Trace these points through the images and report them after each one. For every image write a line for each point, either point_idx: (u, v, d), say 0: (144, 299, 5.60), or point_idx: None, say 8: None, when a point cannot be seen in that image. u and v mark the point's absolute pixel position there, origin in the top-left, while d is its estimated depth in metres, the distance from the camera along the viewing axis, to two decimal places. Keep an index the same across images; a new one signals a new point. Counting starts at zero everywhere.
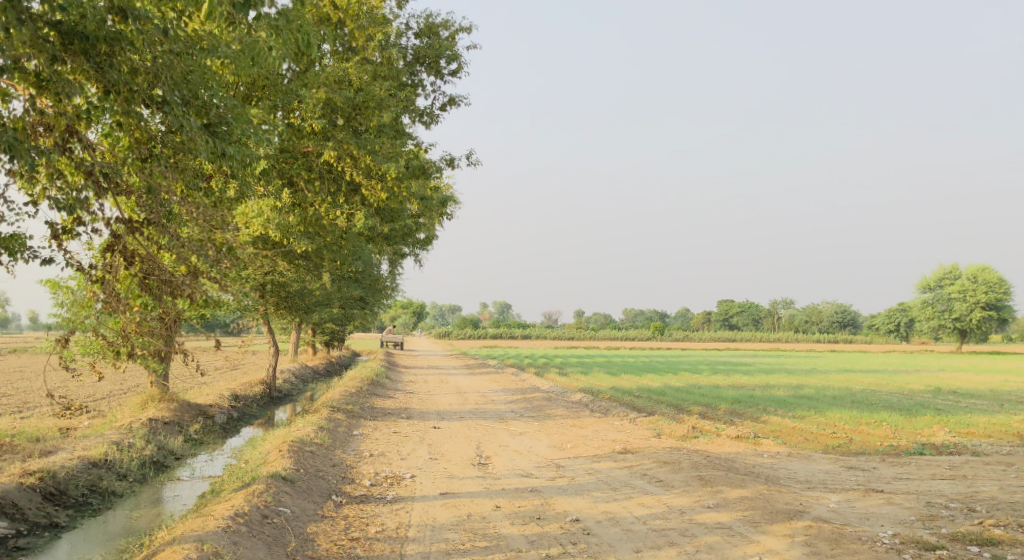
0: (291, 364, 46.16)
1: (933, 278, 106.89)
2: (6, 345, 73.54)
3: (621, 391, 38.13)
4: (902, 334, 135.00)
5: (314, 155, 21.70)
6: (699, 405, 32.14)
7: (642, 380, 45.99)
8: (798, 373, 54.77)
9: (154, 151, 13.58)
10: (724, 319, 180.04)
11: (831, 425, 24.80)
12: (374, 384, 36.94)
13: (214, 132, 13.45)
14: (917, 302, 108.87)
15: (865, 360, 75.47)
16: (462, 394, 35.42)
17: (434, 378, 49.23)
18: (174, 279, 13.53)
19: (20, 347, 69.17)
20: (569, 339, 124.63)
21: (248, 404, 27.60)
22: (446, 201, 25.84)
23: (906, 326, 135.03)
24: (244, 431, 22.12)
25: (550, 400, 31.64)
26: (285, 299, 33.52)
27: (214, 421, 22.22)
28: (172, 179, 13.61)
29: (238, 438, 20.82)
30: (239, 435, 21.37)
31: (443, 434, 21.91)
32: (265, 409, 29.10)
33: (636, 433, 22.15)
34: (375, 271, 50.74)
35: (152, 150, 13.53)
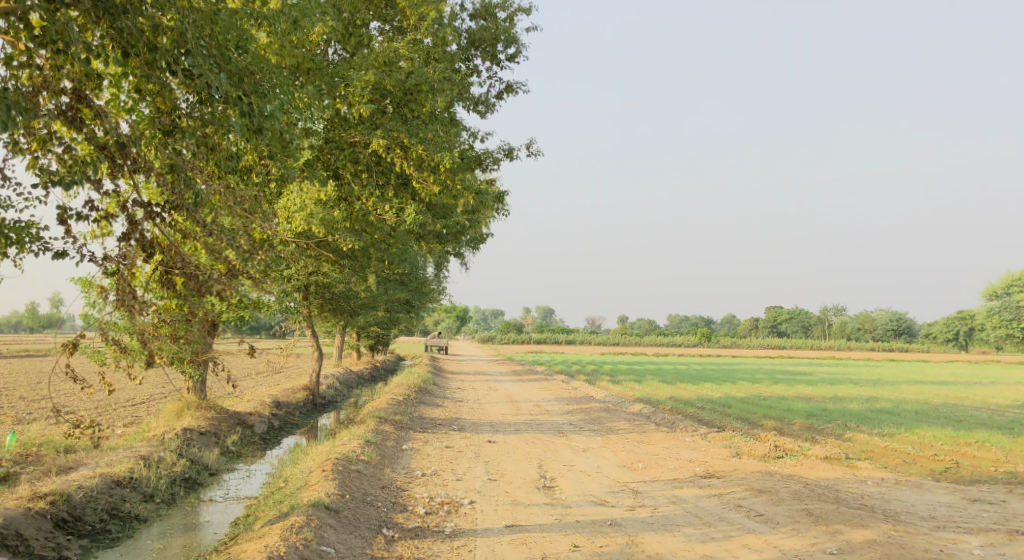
0: (335, 369, 44.55)
1: (1000, 285, 103.23)
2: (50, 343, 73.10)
3: (683, 401, 36.08)
4: (961, 344, 131.08)
5: (361, 146, 20.13)
6: (770, 418, 30.09)
7: (702, 389, 43.93)
8: (864, 384, 52.31)
9: (179, 124, 12.08)
10: (773, 326, 176.69)
11: (925, 447, 22.69)
12: (421, 391, 35.19)
13: (248, 103, 11.92)
14: (981, 310, 105.33)
15: (932, 371, 72.50)
16: (515, 404, 33.59)
17: (482, 384, 47.36)
18: (198, 273, 11.94)
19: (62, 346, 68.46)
20: (617, 345, 122.29)
21: (290, 412, 25.89)
22: (502, 197, 24.01)
23: (965, 335, 131.22)
24: (285, 443, 20.34)
25: (610, 411, 29.73)
26: (329, 301, 31.86)
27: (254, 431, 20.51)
28: (198, 155, 12.08)
29: (278, 451, 19.05)
30: (279, 447, 19.60)
31: (500, 450, 20.07)
32: (308, 417, 27.38)
33: (713, 452, 20.22)
34: (421, 274, 49.13)
35: (176, 121, 12.03)
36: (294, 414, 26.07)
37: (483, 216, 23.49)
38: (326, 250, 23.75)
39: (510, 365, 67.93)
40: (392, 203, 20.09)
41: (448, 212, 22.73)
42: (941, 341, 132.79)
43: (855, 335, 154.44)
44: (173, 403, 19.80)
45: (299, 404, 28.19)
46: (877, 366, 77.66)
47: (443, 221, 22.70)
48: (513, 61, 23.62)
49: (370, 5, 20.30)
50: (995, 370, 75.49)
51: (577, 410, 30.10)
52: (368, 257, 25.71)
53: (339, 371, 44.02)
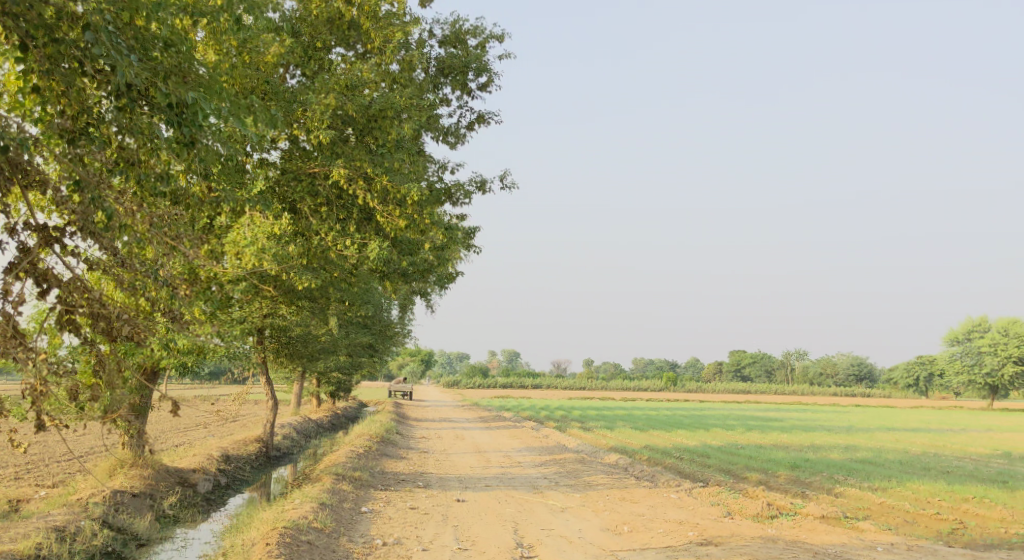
0: (292, 417, 42.39)
1: (963, 330, 102.45)
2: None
3: (658, 451, 34.45)
4: (923, 389, 130.38)
5: (321, 176, 18.69)
6: (753, 470, 28.46)
7: (674, 437, 42.33)
8: (837, 432, 50.77)
9: (91, 130, 11.36)
10: (736, 370, 176.13)
11: (923, 504, 21.32)
12: (383, 441, 33.22)
13: (176, 112, 11.11)
14: (945, 356, 104.55)
15: (896, 417, 71.61)
16: (483, 455, 31.76)
17: (447, 432, 45.42)
18: (103, 306, 11.19)
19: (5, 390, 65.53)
20: (582, 390, 120.47)
21: (239, 470, 23.86)
22: (471, 234, 22.37)
23: (926, 380, 130.56)
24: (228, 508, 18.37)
25: (584, 464, 28.04)
26: (285, 346, 29.97)
27: (195, 493, 18.53)
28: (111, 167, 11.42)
29: (220, 518, 17.08)
30: (222, 514, 17.63)
31: (470, 510, 18.29)
32: (259, 474, 25.35)
33: (702, 511, 18.65)
34: (384, 317, 47.26)
35: (87, 127, 11.33)
36: (244, 471, 24.19)
37: (450, 254, 21.81)
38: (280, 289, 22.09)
39: (475, 412, 65.85)
40: (354, 236, 18.55)
41: (413, 250, 21.08)
42: (904, 386, 132.02)
43: (818, 380, 153.48)
44: (105, 460, 17.92)
45: (249, 459, 26.26)
46: (844, 413, 76.17)
47: (408, 260, 21.02)
48: (485, 90, 22.08)
49: (331, 27, 18.63)
50: (959, 416, 74.79)
51: (550, 462, 28.32)
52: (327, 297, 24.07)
53: (297, 419, 41.89)
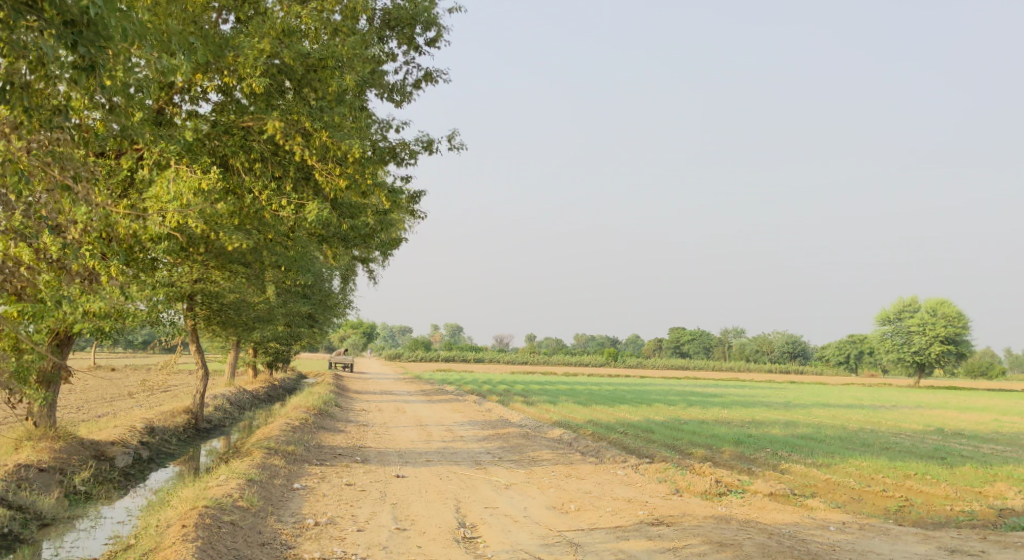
0: (228, 389, 41.16)
1: (893, 310, 102.89)
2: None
3: (603, 425, 33.76)
4: (853, 367, 131.63)
5: (256, 131, 17.71)
6: (699, 444, 27.85)
7: (618, 411, 41.72)
8: (775, 407, 50.42)
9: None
10: (676, 347, 177.11)
11: (873, 478, 20.76)
12: (321, 414, 32.19)
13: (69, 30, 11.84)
14: (874, 334, 105.19)
15: (832, 393, 71.94)
16: (424, 428, 30.81)
17: (389, 405, 44.50)
18: None
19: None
20: (523, 364, 120.08)
21: (161, 448, 22.73)
22: (416, 197, 21.33)
23: (857, 357, 131.91)
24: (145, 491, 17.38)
25: (528, 438, 27.24)
26: (217, 313, 28.77)
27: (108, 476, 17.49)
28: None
29: (133, 503, 16.09)
30: (137, 498, 16.65)
31: (409, 487, 17.37)
32: (184, 449, 24.27)
33: (650, 487, 17.90)
34: (325, 287, 46.06)
35: None
36: (166, 446, 23.50)
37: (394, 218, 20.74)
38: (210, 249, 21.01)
39: (417, 385, 64.85)
40: (291, 192, 17.59)
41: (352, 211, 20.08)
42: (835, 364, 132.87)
43: (753, 356, 154.48)
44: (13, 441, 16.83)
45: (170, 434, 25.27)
46: (776, 388, 76.29)
47: (350, 223, 19.96)
48: (433, 46, 20.98)
49: None
50: (890, 393, 75.44)
51: (492, 436, 27.44)
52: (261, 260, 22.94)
53: (233, 391, 40.67)
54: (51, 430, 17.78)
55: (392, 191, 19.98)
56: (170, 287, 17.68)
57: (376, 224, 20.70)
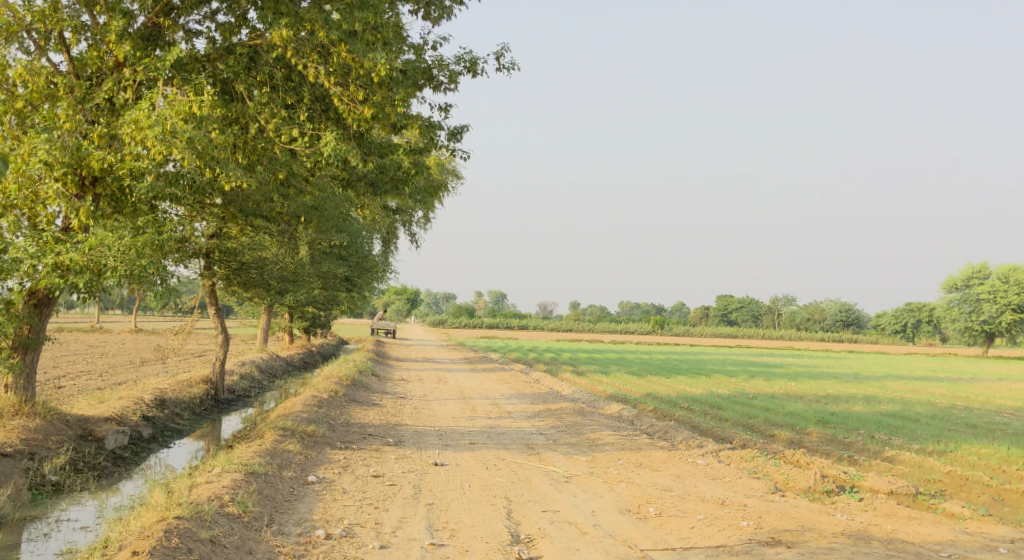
0: (259, 356, 38.42)
1: (960, 277, 97.93)
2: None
3: (665, 399, 30.57)
4: (908, 336, 126.77)
5: (265, 47, 15.33)
6: (779, 423, 24.55)
7: (676, 383, 38.44)
8: (843, 379, 46.72)
9: None
10: (723, 315, 172.79)
11: (1002, 474, 17.53)
12: (354, 384, 29.32)
13: None
14: (937, 303, 100.42)
15: (898, 363, 67.80)
16: (468, 403, 27.84)
17: (430, 374, 41.71)
18: None
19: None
20: (568, 331, 116.78)
21: (167, 426, 19.96)
22: (458, 135, 18.14)
23: (913, 326, 127.02)
24: (132, 479, 14.45)
25: (586, 415, 24.14)
26: (238, 273, 26.00)
27: (88, 461, 14.68)
28: None
29: (111, 496, 13.23)
30: (118, 489, 13.73)
31: (448, 479, 14.39)
32: (195, 426, 21.52)
33: (743, 483, 14.87)
34: (364, 248, 43.25)
35: None
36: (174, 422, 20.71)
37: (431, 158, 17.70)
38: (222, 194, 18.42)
39: (461, 353, 61.92)
40: (305, 118, 14.83)
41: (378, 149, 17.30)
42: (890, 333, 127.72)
43: (804, 325, 149.71)
44: None
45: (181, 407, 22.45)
46: (835, 358, 72.33)
47: (379, 163, 17.06)
48: None
49: None
50: (960, 364, 71.16)
51: (544, 414, 24.31)
52: (280, 206, 20.18)
53: (264, 358, 37.91)
54: (26, 405, 14.87)
55: (430, 126, 16.91)
56: (161, 238, 14.48)
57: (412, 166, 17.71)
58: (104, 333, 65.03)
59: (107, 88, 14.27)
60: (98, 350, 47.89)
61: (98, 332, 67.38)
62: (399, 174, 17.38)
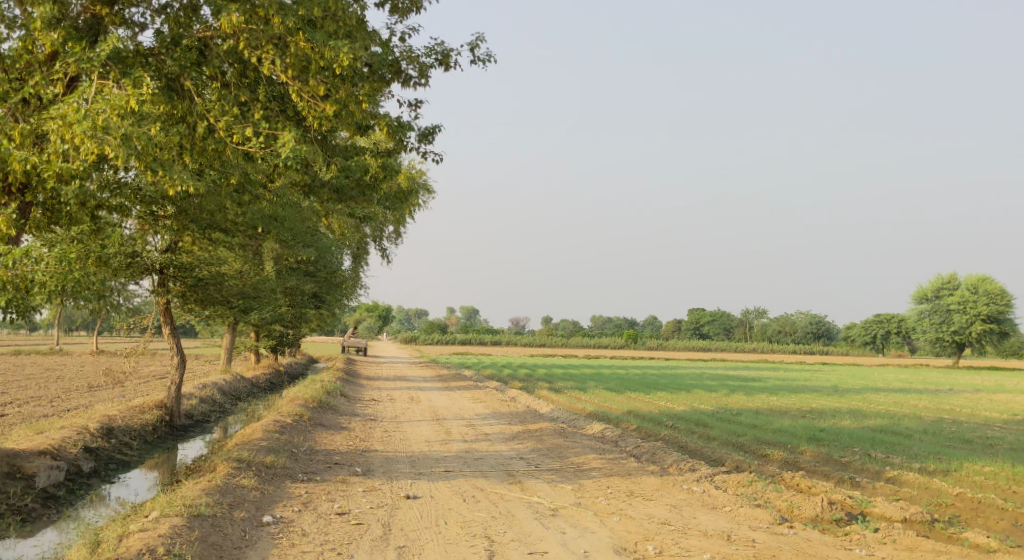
0: (222, 378, 36.87)
1: (930, 287, 97.35)
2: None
3: (648, 417, 29.22)
4: (878, 347, 126.33)
5: (217, 40, 14.23)
6: (769, 441, 23.26)
7: (655, 399, 37.14)
8: (822, 390, 45.55)
9: None
10: (695, 328, 171.89)
11: (1016, 496, 16.28)
12: (321, 407, 27.84)
13: None
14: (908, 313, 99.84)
15: (875, 374, 66.80)
16: (441, 425, 26.40)
17: (402, 393, 40.28)
18: None
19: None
20: (540, 346, 115.39)
21: (109, 461, 18.69)
22: (429, 136, 16.81)
23: (883, 337, 126.58)
24: (53, 532, 13.24)
25: (567, 437, 22.77)
26: (195, 290, 24.64)
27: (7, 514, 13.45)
28: None
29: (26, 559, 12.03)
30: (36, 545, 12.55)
31: (421, 514, 13.07)
32: (143, 458, 20.21)
33: (745, 512, 13.53)
34: (333, 263, 41.80)
35: None
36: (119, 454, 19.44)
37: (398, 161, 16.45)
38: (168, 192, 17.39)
39: (433, 370, 60.32)
40: (260, 116, 13.82)
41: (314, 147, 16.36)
42: (861, 344, 127.28)
43: (775, 337, 149.09)
44: None
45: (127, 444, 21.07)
46: (810, 370, 71.32)
47: (344, 169, 15.78)
48: None
49: None
50: (935, 373, 70.27)
51: (522, 436, 22.92)
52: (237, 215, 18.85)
53: (227, 380, 36.34)
54: None
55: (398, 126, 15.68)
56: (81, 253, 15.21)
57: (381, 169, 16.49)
58: (64, 357, 63.00)
59: (35, 81, 13.41)
60: (55, 374, 46.05)
61: (59, 355, 65.32)
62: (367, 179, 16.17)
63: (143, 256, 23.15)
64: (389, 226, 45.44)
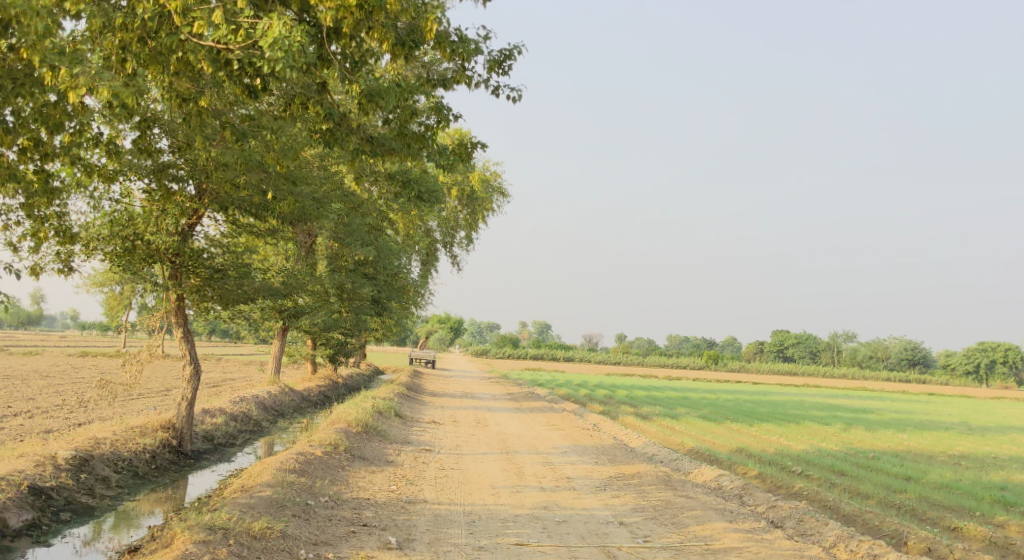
0: (265, 390, 32.22)
1: None
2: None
3: (770, 459, 23.55)
4: (982, 377, 117.64)
5: None
6: (945, 503, 17.58)
7: (763, 433, 31.35)
8: (955, 427, 39.18)
9: None
10: (778, 350, 163.98)
11: None
12: (366, 433, 22.84)
13: None
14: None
15: (999, 409, 59.51)
16: (513, 462, 21.20)
17: (470, 414, 35.20)
18: None
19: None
20: (619, 365, 109.46)
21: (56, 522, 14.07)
22: (505, 62, 12.17)
23: (986, 367, 117.92)
24: None
25: (677, 489, 17.38)
26: (209, 283, 19.75)
27: None
28: None
29: None
30: None
31: None
32: (115, 506, 15.52)
33: None
34: (399, 265, 36.92)
35: None
36: (85, 496, 15.13)
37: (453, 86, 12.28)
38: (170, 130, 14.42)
39: (504, 387, 54.85)
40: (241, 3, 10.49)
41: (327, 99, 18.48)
42: (963, 373, 118.80)
43: (866, 362, 140.39)
44: None
45: (105, 483, 16.61)
46: (918, 400, 64.18)
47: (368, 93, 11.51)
48: None
49: None
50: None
51: (617, 485, 17.63)
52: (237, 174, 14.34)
53: (271, 392, 31.69)
54: None
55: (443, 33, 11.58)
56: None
57: (436, 117, 12.65)
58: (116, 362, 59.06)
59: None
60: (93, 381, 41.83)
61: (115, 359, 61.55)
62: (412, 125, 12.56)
63: (147, 236, 18.80)
64: (460, 231, 40.62)
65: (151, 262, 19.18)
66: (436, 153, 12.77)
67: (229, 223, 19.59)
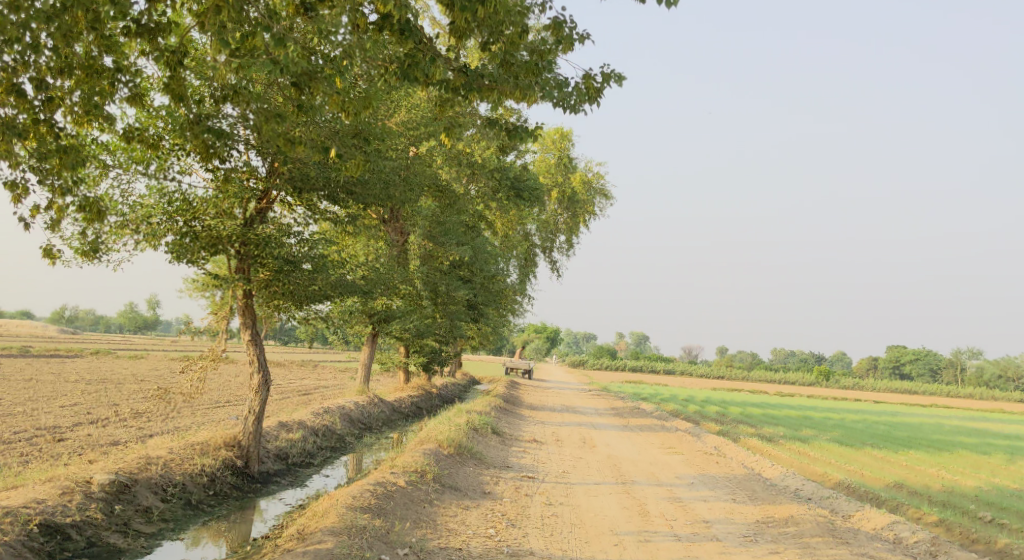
0: (351, 400, 29.39)
1: None
2: (66, 358, 59.97)
3: (942, 499, 19.60)
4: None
5: None
6: None
7: (913, 462, 27.19)
8: None
9: None
10: (894, 367, 156.12)
11: None
12: (458, 457, 19.67)
13: None
14: None
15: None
16: (633, 497, 17.75)
17: (574, 432, 31.80)
18: None
19: (63, 368, 55.16)
20: (727, 380, 104.58)
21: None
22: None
23: None
24: None
25: (852, 545, 13.74)
26: (279, 279, 16.88)
27: None
28: None
29: None
30: None
31: None
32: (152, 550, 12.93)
33: None
34: (498, 269, 33.77)
35: None
36: (113, 536, 12.87)
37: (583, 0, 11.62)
38: (208, 95, 12.50)
39: (609, 401, 51.20)
40: None
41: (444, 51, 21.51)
42: None
43: (992, 381, 132.05)
44: None
45: (146, 517, 13.71)
46: None
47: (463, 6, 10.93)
48: None
49: None
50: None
51: (772, 536, 14.06)
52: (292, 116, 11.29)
53: (358, 403, 28.83)
54: None
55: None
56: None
57: (553, 41, 11.66)
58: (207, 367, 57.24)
59: None
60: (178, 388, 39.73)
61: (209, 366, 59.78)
62: (519, 55, 11.67)
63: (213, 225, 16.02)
64: (561, 236, 37.29)
65: (213, 252, 16.31)
66: (551, 85, 11.77)
67: (307, 207, 16.64)
